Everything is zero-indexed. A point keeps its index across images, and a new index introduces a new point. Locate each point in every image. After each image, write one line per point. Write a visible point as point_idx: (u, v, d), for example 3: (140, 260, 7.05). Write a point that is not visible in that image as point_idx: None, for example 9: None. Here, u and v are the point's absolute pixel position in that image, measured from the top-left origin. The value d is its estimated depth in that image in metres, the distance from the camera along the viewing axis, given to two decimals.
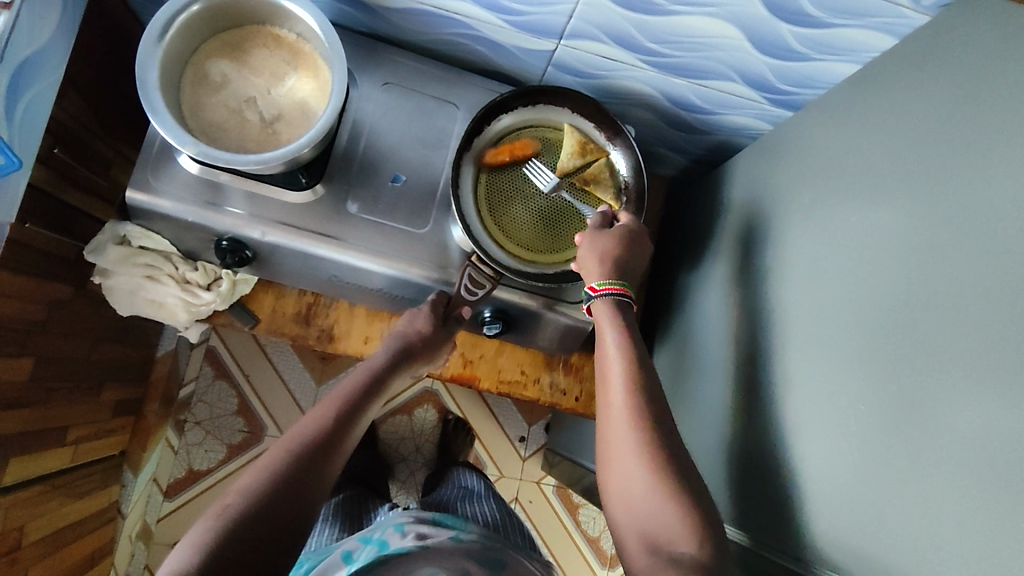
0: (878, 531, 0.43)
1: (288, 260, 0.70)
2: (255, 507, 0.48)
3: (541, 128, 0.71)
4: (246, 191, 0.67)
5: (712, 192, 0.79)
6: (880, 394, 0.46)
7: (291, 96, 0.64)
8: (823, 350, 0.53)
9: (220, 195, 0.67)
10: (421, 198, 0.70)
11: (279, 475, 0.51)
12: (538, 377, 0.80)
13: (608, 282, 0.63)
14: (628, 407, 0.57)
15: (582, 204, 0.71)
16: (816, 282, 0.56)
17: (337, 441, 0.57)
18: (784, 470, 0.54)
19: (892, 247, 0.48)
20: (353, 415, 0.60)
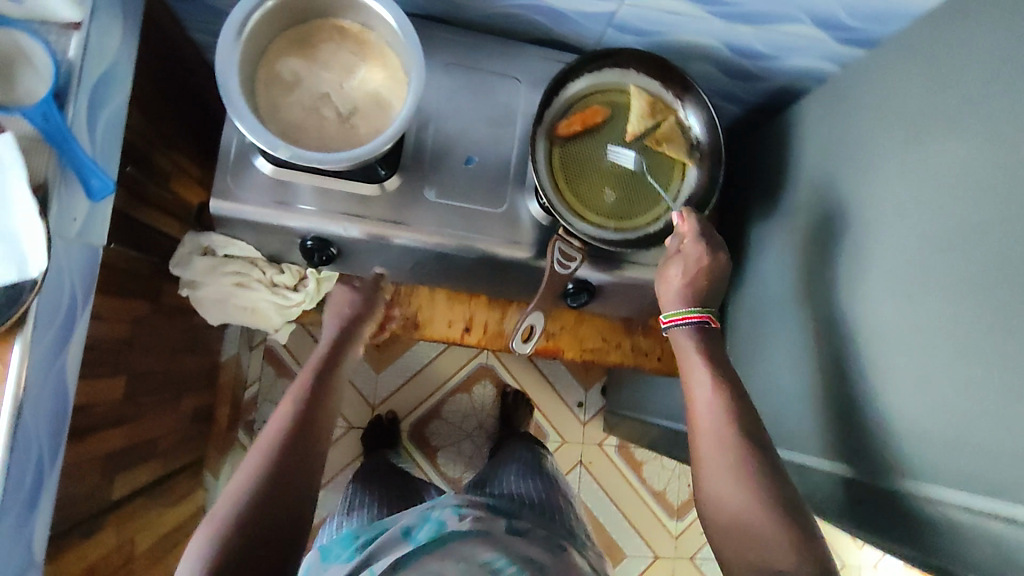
0: (1006, 455, 0.44)
1: (371, 252, 0.71)
2: (240, 513, 0.53)
3: (607, 93, 0.71)
4: (315, 186, 0.67)
5: (779, 139, 0.79)
6: (989, 323, 0.47)
7: (364, 89, 0.63)
8: (922, 285, 0.53)
9: (290, 193, 0.67)
10: (495, 177, 0.71)
11: (259, 472, 0.56)
12: (620, 341, 0.81)
13: (680, 312, 0.66)
14: (718, 424, 0.60)
15: (655, 165, 0.71)
16: (907, 219, 0.56)
17: (312, 425, 0.61)
18: (897, 408, 0.55)
19: (1000, 176, 0.48)
20: (318, 397, 0.64)
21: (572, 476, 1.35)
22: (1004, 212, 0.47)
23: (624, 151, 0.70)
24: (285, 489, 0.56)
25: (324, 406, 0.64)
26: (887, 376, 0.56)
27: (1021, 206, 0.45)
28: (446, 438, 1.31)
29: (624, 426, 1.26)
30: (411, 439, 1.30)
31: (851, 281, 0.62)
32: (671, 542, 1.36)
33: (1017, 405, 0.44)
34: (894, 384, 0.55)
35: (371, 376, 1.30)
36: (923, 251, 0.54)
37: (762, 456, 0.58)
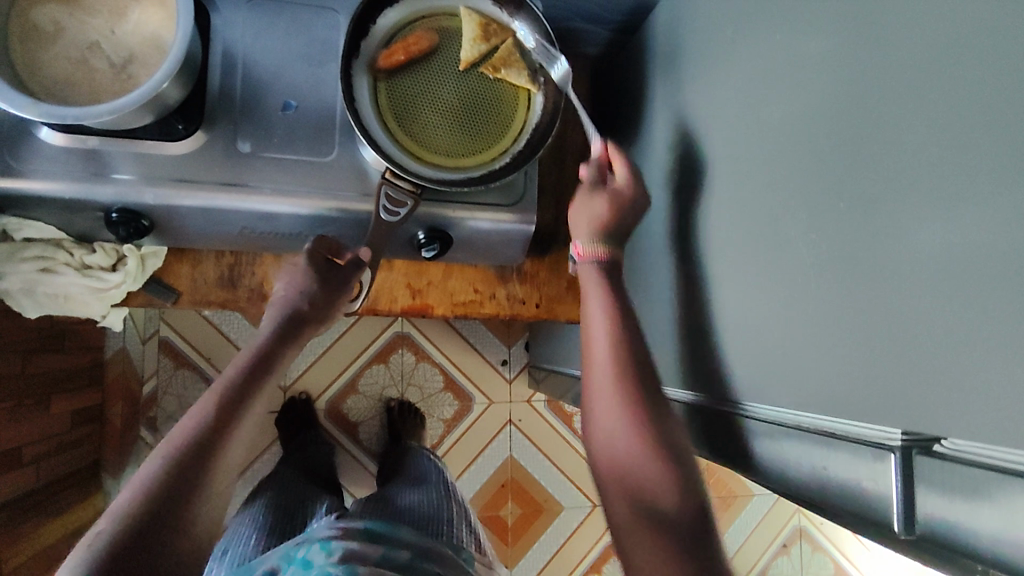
0: (823, 361, 0.40)
1: (191, 220, 0.64)
2: (121, 540, 0.45)
3: (434, 18, 0.64)
4: (132, 151, 0.60)
5: (641, 55, 0.73)
6: (807, 224, 0.42)
7: (138, 33, 0.55)
8: (753, 190, 0.48)
9: (102, 163, 0.60)
10: (320, 123, 0.64)
11: (148, 499, 0.47)
12: (493, 292, 0.76)
13: (591, 248, 0.63)
14: (616, 372, 0.56)
15: (495, 94, 0.64)
16: (739, 122, 0.51)
17: (219, 443, 0.53)
18: (748, 328, 0.49)
19: (821, 50, 0.41)
20: (234, 412, 0.55)
21: (501, 435, 1.31)
22: (813, 95, 0.42)
23: (458, 82, 0.64)
24: (176, 526, 0.48)
25: (242, 424, 0.56)
26: (727, 294, 0.51)
27: (830, 88, 0.40)
28: (365, 412, 1.27)
29: (546, 380, 1.22)
30: (329, 417, 1.25)
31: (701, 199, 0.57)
32: None
33: (833, 311, 0.39)
34: (736, 300, 0.50)
35: None
36: (759, 151, 0.47)
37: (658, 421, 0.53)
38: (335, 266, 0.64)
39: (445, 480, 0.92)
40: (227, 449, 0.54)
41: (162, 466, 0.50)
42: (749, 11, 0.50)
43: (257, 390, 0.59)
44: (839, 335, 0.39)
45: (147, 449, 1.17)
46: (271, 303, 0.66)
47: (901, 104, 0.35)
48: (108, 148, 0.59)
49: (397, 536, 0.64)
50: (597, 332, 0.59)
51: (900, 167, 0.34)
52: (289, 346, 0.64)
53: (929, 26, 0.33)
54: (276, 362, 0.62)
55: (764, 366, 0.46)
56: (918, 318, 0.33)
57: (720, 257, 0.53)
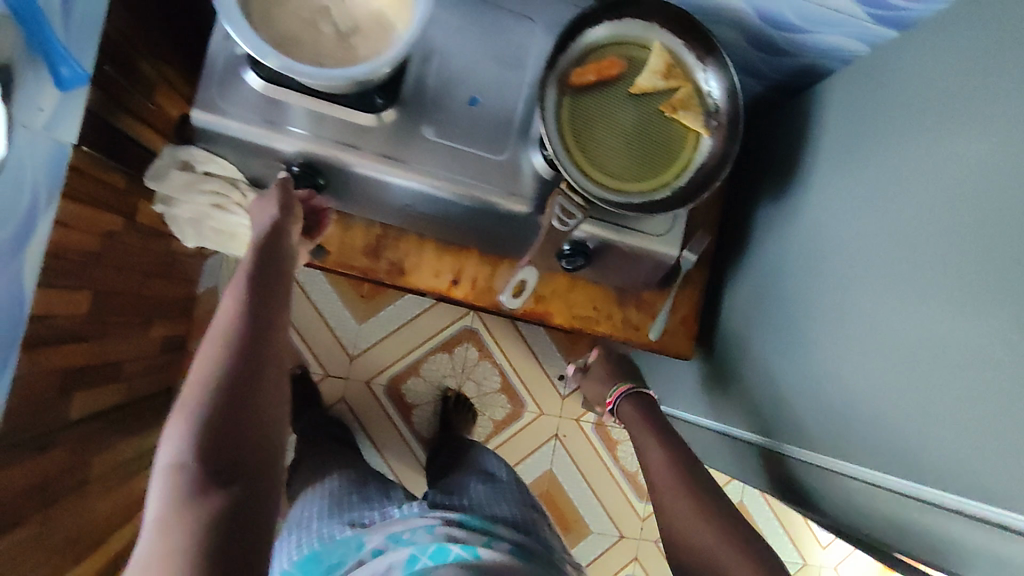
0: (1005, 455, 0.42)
1: (361, 186, 0.67)
2: (199, 461, 0.44)
3: (627, 46, 0.66)
4: (309, 110, 0.62)
5: (800, 119, 0.75)
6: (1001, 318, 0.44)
7: (367, 7, 0.58)
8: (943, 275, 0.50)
9: (282, 115, 0.62)
10: (498, 122, 0.67)
11: (208, 430, 0.46)
12: (611, 312, 0.78)
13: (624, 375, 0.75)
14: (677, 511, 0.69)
15: (666, 129, 0.67)
16: (933, 205, 0.52)
17: (257, 353, 0.51)
18: (908, 412, 0.51)
19: None
20: (259, 323, 0.53)
21: (545, 447, 1.33)
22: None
23: (631, 110, 0.66)
24: (244, 441, 0.47)
25: (269, 317, 0.54)
26: (895, 366, 0.53)
27: None
28: (422, 397, 1.29)
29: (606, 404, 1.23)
30: (387, 394, 1.27)
31: (865, 270, 0.59)
32: (637, 523, 1.35)
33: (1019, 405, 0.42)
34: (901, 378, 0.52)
35: (352, 327, 1.27)
36: (956, 243, 0.49)
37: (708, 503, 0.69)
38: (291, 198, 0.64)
39: (499, 464, 0.95)
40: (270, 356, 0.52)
41: (205, 398, 0.47)
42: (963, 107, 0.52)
43: (275, 294, 0.56)
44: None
45: None
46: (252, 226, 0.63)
47: None
48: (289, 102, 0.62)
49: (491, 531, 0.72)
50: (656, 480, 0.74)
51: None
52: (291, 244, 0.61)
53: None
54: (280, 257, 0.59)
55: (935, 446, 0.48)
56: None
57: (888, 330, 0.55)
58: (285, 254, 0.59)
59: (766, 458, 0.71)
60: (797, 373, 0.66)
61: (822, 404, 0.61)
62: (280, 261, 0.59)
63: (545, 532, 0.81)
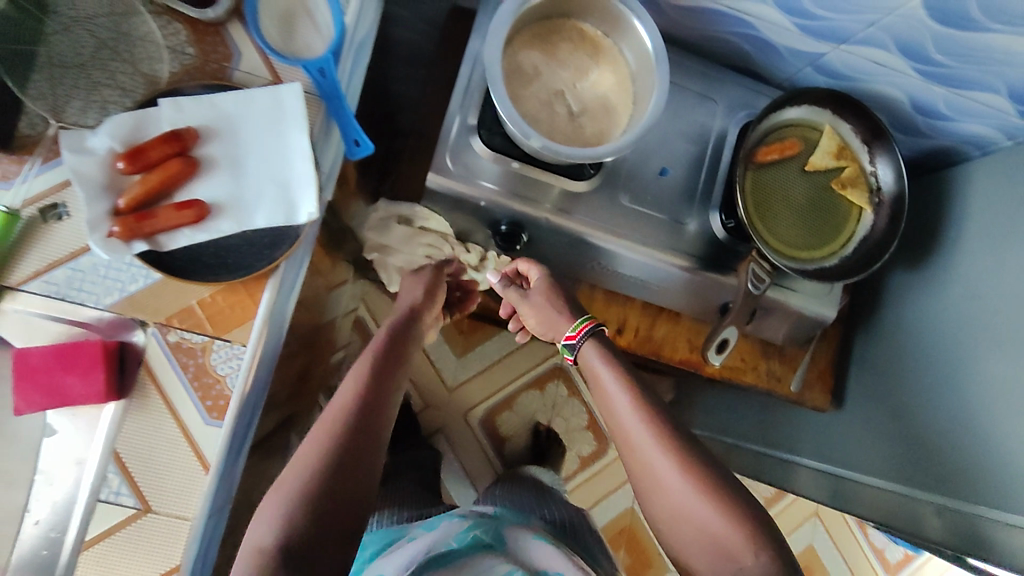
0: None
1: (556, 242, 0.74)
2: (323, 479, 0.51)
3: (803, 128, 0.74)
4: (502, 169, 0.69)
5: (939, 196, 0.83)
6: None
7: (593, 91, 0.66)
8: None
9: (476, 171, 0.69)
10: (683, 191, 0.74)
11: (336, 450, 0.53)
12: (757, 364, 0.84)
13: (579, 325, 0.67)
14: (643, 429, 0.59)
15: (835, 204, 0.74)
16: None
17: (380, 401, 0.59)
18: None
19: None
20: (385, 377, 0.62)
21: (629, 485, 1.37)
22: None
23: (805, 184, 0.74)
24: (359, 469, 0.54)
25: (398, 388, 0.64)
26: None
27: None
28: (515, 430, 1.34)
29: None
30: (482, 426, 1.32)
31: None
32: None
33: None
34: None
35: (452, 360, 1.32)
36: None
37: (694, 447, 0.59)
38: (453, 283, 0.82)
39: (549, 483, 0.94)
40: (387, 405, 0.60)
41: (339, 432, 0.55)
42: None
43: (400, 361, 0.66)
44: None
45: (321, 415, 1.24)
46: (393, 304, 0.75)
47: None
48: (486, 162, 0.69)
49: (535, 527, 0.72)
50: (618, 406, 0.62)
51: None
52: (419, 324, 0.73)
53: None
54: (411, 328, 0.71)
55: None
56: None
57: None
58: (410, 342, 0.69)
59: (916, 509, 0.75)
60: (961, 429, 0.72)
61: (995, 457, 0.67)
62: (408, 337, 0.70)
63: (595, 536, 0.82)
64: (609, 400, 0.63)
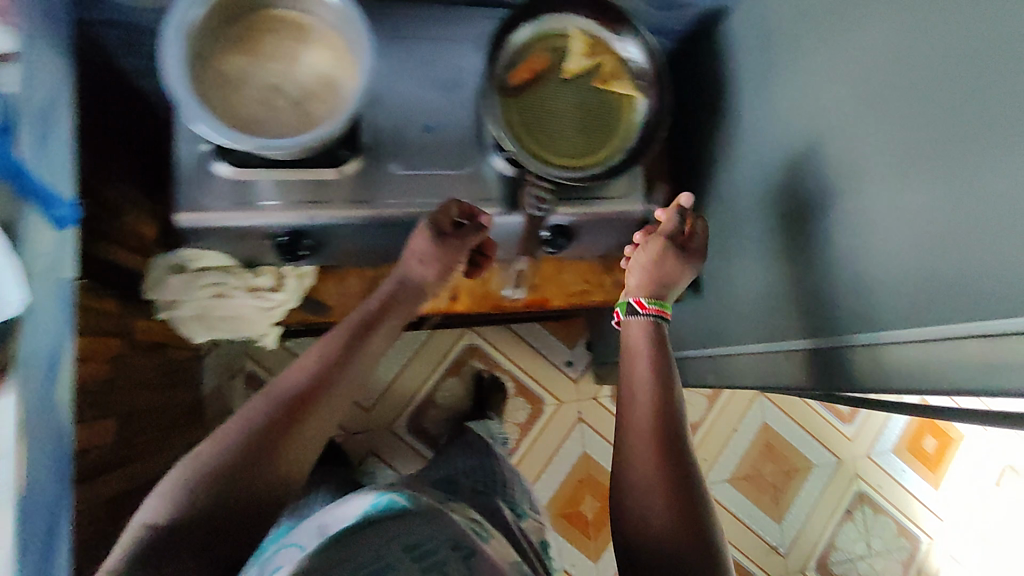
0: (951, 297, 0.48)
1: (345, 236, 0.71)
2: (227, 469, 0.51)
3: (549, 37, 0.72)
4: (273, 181, 0.65)
5: (714, 58, 0.81)
6: (923, 185, 0.50)
7: (311, 73, 0.62)
8: (868, 154, 0.56)
9: (250, 193, 0.65)
10: (453, 141, 0.71)
11: (232, 465, 0.52)
12: (601, 280, 0.84)
13: (656, 302, 0.72)
14: (658, 428, 0.65)
15: (606, 101, 0.72)
16: (851, 95, 0.58)
17: (289, 428, 0.56)
18: (866, 282, 0.57)
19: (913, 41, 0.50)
20: (315, 395, 0.60)
21: (573, 434, 1.38)
22: (923, 74, 0.49)
23: (570, 92, 0.72)
24: (257, 492, 0.52)
25: (340, 390, 0.62)
26: (852, 249, 0.58)
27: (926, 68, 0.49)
28: (444, 423, 1.32)
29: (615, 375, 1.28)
30: (411, 431, 1.31)
31: (811, 172, 0.64)
32: None
33: (959, 251, 0.47)
34: (852, 249, 0.58)
35: None
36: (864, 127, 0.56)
37: (677, 460, 0.64)
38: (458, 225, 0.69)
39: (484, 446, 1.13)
40: (307, 421, 0.58)
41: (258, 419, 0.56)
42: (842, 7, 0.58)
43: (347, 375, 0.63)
44: (971, 274, 0.46)
45: None
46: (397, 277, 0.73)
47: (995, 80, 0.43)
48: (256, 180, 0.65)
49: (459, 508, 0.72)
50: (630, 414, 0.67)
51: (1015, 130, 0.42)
52: (421, 296, 0.72)
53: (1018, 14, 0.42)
54: (377, 327, 0.68)
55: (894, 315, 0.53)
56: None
57: (839, 220, 0.60)
58: (377, 325, 0.68)
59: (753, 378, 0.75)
60: (777, 285, 0.71)
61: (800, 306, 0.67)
62: (375, 331, 0.68)
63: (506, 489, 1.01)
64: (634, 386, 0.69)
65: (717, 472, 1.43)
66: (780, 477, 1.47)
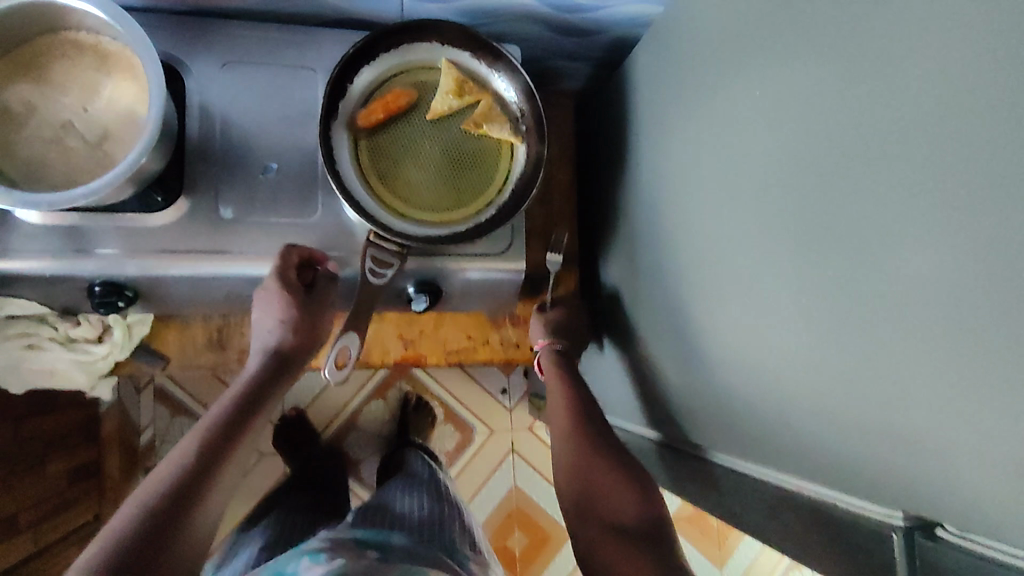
0: (825, 419, 0.40)
1: (175, 288, 0.62)
2: (143, 531, 0.45)
3: (413, 71, 0.63)
4: (112, 226, 0.59)
5: (622, 94, 0.72)
6: (796, 279, 0.42)
7: (113, 109, 0.54)
8: (754, 240, 0.47)
9: (82, 239, 0.58)
10: (302, 183, 0.63)
11: (130, 542, 0.44)
12: (487, 337, 0.76)
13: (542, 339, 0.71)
14: (567, 436, 0.64)
15: (478, 146, 0.64)
16: (736, 157, 0.49)
17: (206, 483, 0.51)
18: (749, 387, 0.48)
19: (808, 115, 0.41)
20: (226, 446, 0.54)
21: (505, 465, 1.30)
22: (804, 146, 0.41)
23: (438, 139, 0.63)
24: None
25: (230, 461, 0.54)
26: (727, 337, 0.50)
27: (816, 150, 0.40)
28: (365, 449, 1.25)
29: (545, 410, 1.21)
30: None
31: (695, 238, 0.56)
32: None
33: (829, 367, 0.39)
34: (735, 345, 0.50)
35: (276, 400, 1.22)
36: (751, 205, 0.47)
37: (621, 472, 0.59)
38: (315, 278, 0.64)
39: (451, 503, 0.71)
40: (215, 484, 0.52)
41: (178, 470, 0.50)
42: (741, 57, 0.49)
43: (239, 438, 0.56)
44: (839, 393, 0.39)
45: None
46: (255, 340, 0.66)
47: (882, 179, 0.35)
48: (88, 223, 0.58)
49: (399, 546, 0.52)
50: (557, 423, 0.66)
51: (887, 233, 0.34)
52: (299, 361, 0.66)
53: (916, 99, 0.33)
54: (267, 395, 0.61)
55: (774, 422, 0.46)
56: (921, 380, 0.33)
57: (717, 300, 0.52)
58: (268, 389, 0.61)
59: (665, 452, 0.67)
60: (664, 358, 0.62)
61: (684, 386, 0.59)
62: (255, 405, 0.60)
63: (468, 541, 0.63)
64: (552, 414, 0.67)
65: None
66: (725, 521, 1.38)
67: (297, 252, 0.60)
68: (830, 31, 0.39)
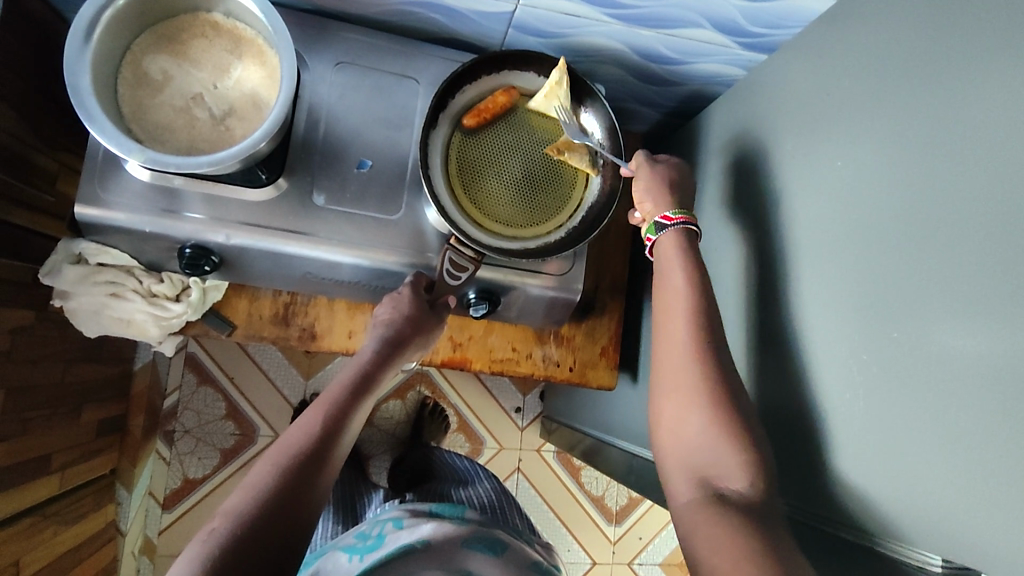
0: (868, 457, 0.45)
1: (257, 261, 0.67)
2: (260, 506, 0.48)
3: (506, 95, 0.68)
4: (204, 195, 0.63)
5: (691, 145, 0.77)
6: (865, 331, 0.46)
7: (239, 89, 0.59)
8: (819, 299, 0.51)
9: (178, 202, 0.63)
10: (391, 183, 0.67)
11: (267, 497, 0.49)
12: (530, 351, 0.79)
13: (681, 212, 0.61)
14: (686, 301, 0.57)
15: (557, 173, 0.68)
16: (807, 216, 0.54)
17: (321, 464, 0.53)
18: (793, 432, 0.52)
19: (891, 194, 0.46)
20: (338, 428, 0.56)
21: (509, 482, 1.32)
22: (884, 214, 0.46)
23: (519, 159, 0.67)
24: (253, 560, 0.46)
25: (342, 443, 0.57)
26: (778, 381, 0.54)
27: (894, 228, 0.45)
28: (378, 446, 1.26)
29: (557, 434, 1.23)
30: None
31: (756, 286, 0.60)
32: (609, 548, 1.35)
33: (881, 413, 0.44)
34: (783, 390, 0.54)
35: (298, 384, 1.25)
36: (820, 267, 0.52)
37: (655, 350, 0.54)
38: (437, 300, 0.67)
39: (504, 492, 0.86)
40: (330, 465, 0.54)
41: (295, 448, 0.53)
42: (824, 132, 0.54)
43: (348, 421, 0.58)
44: (888, 446, 0.43)
45: (160, 462, 1.18)
46: (372, 324, 0.67)
47: (955, 264, 0.40)
48: (186, 189, 0.63)
49: (469, 513, 0.64)
50: (676, 307, 0.58)
51: (955, 304, 0.39)
52: (415, 347, 0.67)
53: (993, 200, 0.38)
54: (376, 382, 0.63)
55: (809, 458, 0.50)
56: (969, 431, 0.38)
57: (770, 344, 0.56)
58: (379, 376, 0.63)
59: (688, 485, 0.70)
60: None
61: None
62: (367, 390, 0.62)
63: (523, 520, 0.80)
64: (667, 278, 0.59)
65: (650, 554, 1.37)
66: None
67: (424, 279, 0.67)
68: (921, 126, 0.44)
